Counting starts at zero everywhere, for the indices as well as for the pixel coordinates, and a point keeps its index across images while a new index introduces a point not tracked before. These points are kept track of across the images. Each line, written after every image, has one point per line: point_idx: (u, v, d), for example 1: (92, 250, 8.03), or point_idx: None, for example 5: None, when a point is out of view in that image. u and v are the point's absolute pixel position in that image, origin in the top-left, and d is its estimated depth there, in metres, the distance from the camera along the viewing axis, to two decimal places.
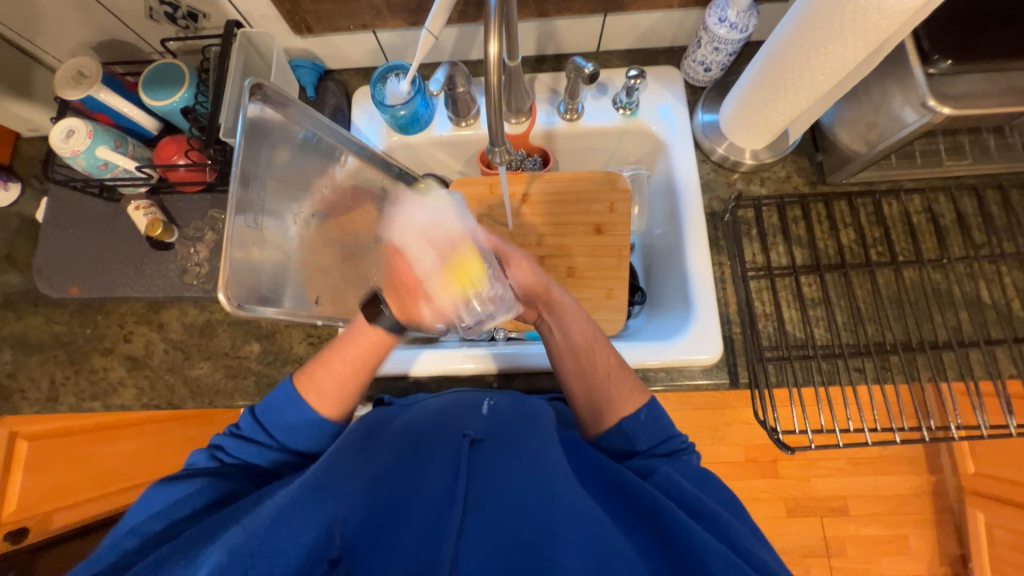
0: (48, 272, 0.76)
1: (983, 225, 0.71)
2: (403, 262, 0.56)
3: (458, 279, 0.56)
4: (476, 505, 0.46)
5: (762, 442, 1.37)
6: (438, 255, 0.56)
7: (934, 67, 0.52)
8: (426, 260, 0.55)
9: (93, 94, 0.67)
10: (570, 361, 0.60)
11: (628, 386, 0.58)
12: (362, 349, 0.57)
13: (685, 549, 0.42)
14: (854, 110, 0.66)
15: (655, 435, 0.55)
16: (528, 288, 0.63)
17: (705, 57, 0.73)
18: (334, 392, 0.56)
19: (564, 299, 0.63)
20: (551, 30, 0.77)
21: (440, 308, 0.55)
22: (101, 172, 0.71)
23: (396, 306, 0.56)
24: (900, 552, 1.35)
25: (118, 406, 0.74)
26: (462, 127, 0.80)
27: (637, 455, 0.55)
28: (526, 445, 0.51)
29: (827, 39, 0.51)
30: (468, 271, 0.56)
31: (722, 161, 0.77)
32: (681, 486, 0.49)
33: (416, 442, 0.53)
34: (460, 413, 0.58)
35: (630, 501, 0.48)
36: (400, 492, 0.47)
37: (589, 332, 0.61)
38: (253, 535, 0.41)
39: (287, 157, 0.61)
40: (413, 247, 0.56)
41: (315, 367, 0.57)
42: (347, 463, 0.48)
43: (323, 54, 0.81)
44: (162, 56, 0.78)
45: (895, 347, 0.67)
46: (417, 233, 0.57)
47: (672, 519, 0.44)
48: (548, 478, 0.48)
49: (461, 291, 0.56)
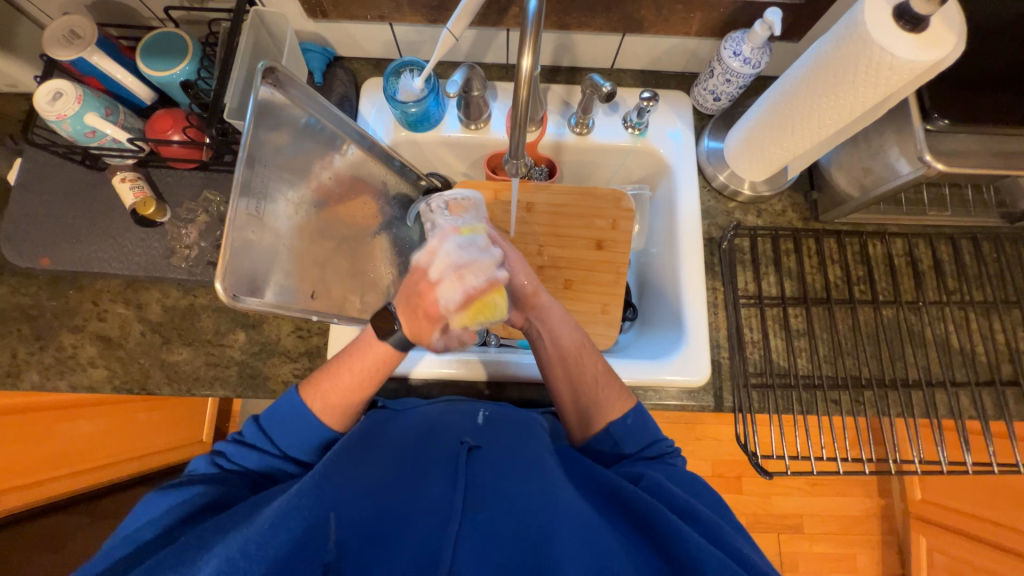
0: (16, 240, 0.71)
1: (957, 273, 0.76)
2: (427, 288, 0.51)
3: (478, 318, 0.52)
4: (476, 508, 0.46)
5: (729, 458, 1.42)
6: (462, 290, 0.51)
7: (933, 124, 0.55)
8: (450, 299, 0.50)
9: (86, 57, 0.63)
10: (559, 367, 0.61)
11: (615, 391, 0.60)
12: (370, 364, 0.56)
13: (679, 550, 0.42)
14: (852, 154, 0.69)
15: (641, 439, 0.57)
16: (516, 289, 0.64)
17: (716, 87, 0.75)
18: (340, 402, 0.57)
19: (551, 304, 0.64)
20: (568, 43, 0.78)
21: (450, 338, 0.54)
22: (87, 140, 0.67)
23: (407, 325, 0.53)
24: (848, 571, 1.42)
25: (85, 387, 0.70)
26: (471, 129, 0.80)
27: (624, 458, 0.57)
28: (523, 453, 0.52)
29: (839, 86, 0.53)
30: (487, 306, 0.52)
31: (722, 188, 0.80)
32: (669, 489, 0.49)
33: (414, 451, 0.53)
34: (455, 421, 0.58)
35: (626, 508, 0.48)
36: (399, 500, 0.47)
37: (577, 338, 0.63)
38: (249, 542, 0.40)
39: (290, 139, 0.59)
40: (442, 283, 0.50)
41: (323, 379, 0.57)
42: (346, 469, 0.48)
43: (334, 40, 0.79)
44: (163, 23, 0.74)
45: (870, 382, 0.71)
46: (450, 266, 0.51)
47: (665, 523, 0.44)
48: (544, 483, 0.48)
49: (474, 325, 0.53)
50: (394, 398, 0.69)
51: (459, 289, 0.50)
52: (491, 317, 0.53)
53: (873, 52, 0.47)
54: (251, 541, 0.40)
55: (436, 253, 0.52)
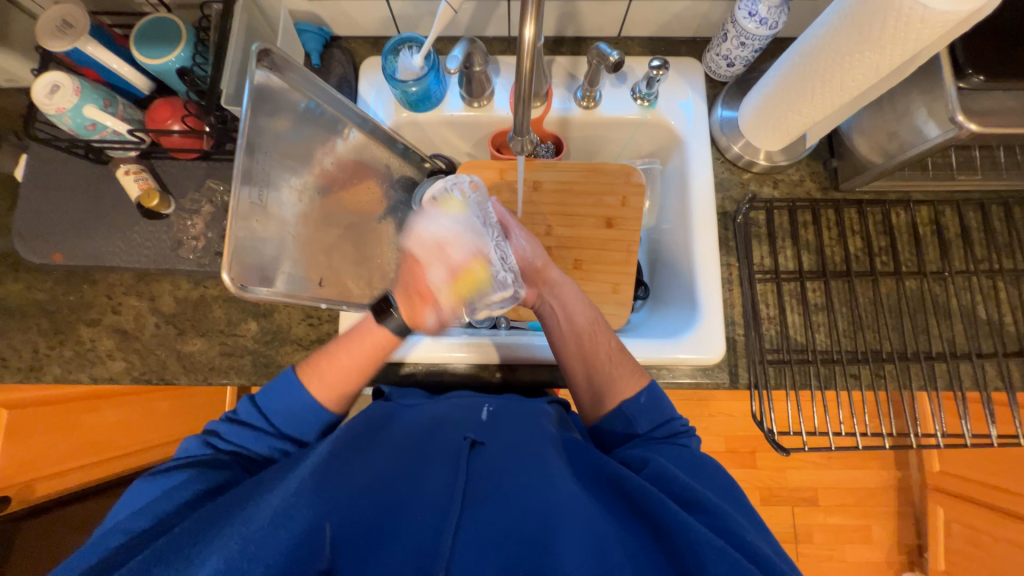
0: (28, 236, 0.72)
1: (985, 240, 0.73)
2: (416, 267, 0.61)
3: (463, 290, 0.60)
4: (476, 503, 0.46)
5: (743, 433, 1.42)
6: (446, 265, 0.59)
7: (967, 81, 0.51)
8: (437, 273, 0.59)
9: (80, 47, 0.62)
10: (572, 344, 0.61)
11: (628, 369, 0.59)
12: (370, 348, 0.59)
13: (680, 543, 0.42)
14: (875, 119, 0.65)
15: (654, 418, 0.57)
16: (527, 265, 0.65)
17: (729, 52, 0.71)
18: (337, 384, 0.58)
19: (561, 279, 0.64)
20: (573, 11, 0.74)
21: (444, 314, 0.61)
22: (88, 133, 0.66)
23: (404, 309, 0.60)
24: (863, 541, 1.42)
25: (106, 379, 0.72)
26: (474, 107, 0.77)
27: (636, 438, 0.56)
28: (524, 446, 0.52)
29: (864, 44, 0.49)
30: (474, 279, 0.60)
31: (736, 159, 0.77)
32: (673, 474, 0.48)
33: (416, 446, 0.53)
34: (458, 415, 0.58)
35: (627, 499, 0.47)
36: (400, 495, 0.47)
37: (590, 315, 0.62)
38: (249, 542, 0.41)
39: (289, 126, 0.57)
40: (427, 256, 0.60)
41: (321, 361, 0.58)
42: (344, 469, 0.49)
43: (329, 19, 0.76)
44: (155, 9, 0.73)
45: (891, 356, 0.69)
46: (430, 241, 0.60)
47: (666, 512, 0.44)
48: (545, 476, 0.48)
49: (462, 298, 0.60)
50: (406, 384, 0.70)
51: (442, 263, 0.59)
52: (479, 289, 0.60)
53: (903, 6, 0.44)
54: (250, 542, 0.41)
55: (417, 233, 0.62)
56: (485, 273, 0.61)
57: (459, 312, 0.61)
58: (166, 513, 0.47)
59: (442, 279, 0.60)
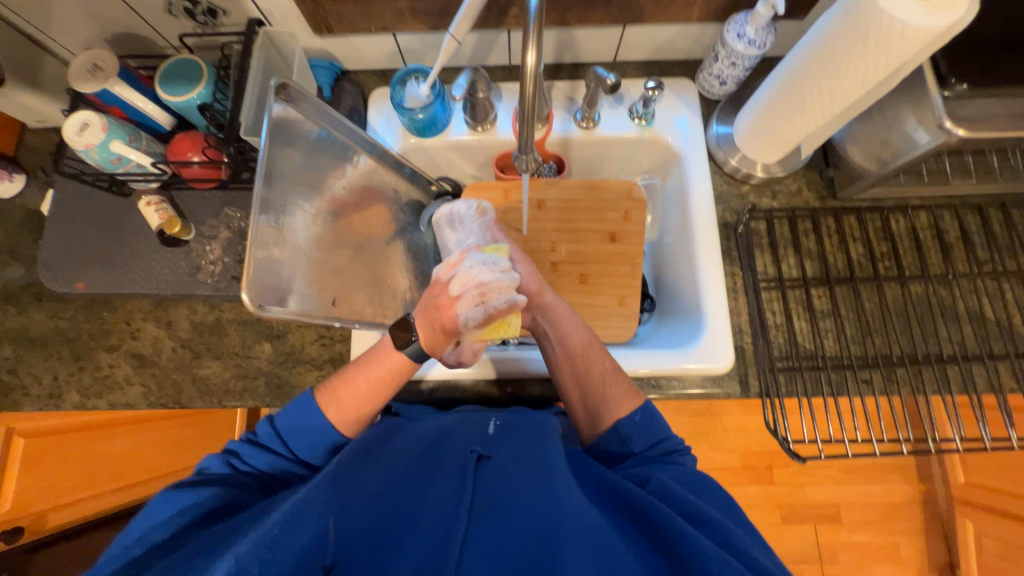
0: (52, 266, 0.75)
1: (986, 243, 0.74)
2: (428, 276, 0.59)
3: (466, 256, 0.59)
4: (481, 513, 0.46)
5: (759, 449, 1.39)
6: (449, 256, 0.60)
7: (950, 90, 0.54)
8: (471, 314, 0.55)
9: (108, 87, 0.66)
10: (567, 367, 0.62)
11: (623, 389, 0.60)
12: (387, 371, 0.58)
13: (685, 555, 0.42)
14: (866, 128, 0.67)
15: (650, 436, 0.57)
16: (521, 291, 0.65)
17: (721, 71, 0.75)
18: (354, 410, 0.58)
19: (556, 302, 0.65)
20: (570, 39, 0.78)
21: (454, 284, 0.55)
22: (113, 166, 0.70)
23: (424, 336, 0.56)
24: (891, 560, 1.37)
25: (123, 404, 0.73)
26: (478, 132, 0.81)
27: (632, 457, 0.57)
28: (530, 459, 0.52)
29: (848, 58, 0.52)
30: (500, 328, 0.58)
31: (734, 172, 0.79)
32: (678, 492, 0.48)
33: (422, 462, 0.53)
34: (462, 430, 0.57)
35: (633, 512, 0.47)
36: (403, 512, 0.47)
37: (584, 337, 0.63)
38: (258, 547, 0.40)
39: (303, 155, 0.60)
40: (432, 259, 0.61)
41: (338, 387, 0.58)
42: (351, 481, 0.49)
43: (340, 54, 0.80)
44: (177, 51, 0.78)
45: (902, 360, 0.69)
46: (432, 245, 0.63)
47: (669, 525, 0.44)
48: (550, 487, 0.47)
49: (460, 258, 0.58)
50: (418, 401, 0.70)
51: (444, 255, 0.60)
52: (478, 254, 0.60)
53: (882, 22, 0.47)
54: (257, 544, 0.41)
55: None
56: (487, 251, 0.62)
57: (467, 280, 0.55)
58: (184, 526, 0.47)
59: (446, 264, 0.58)
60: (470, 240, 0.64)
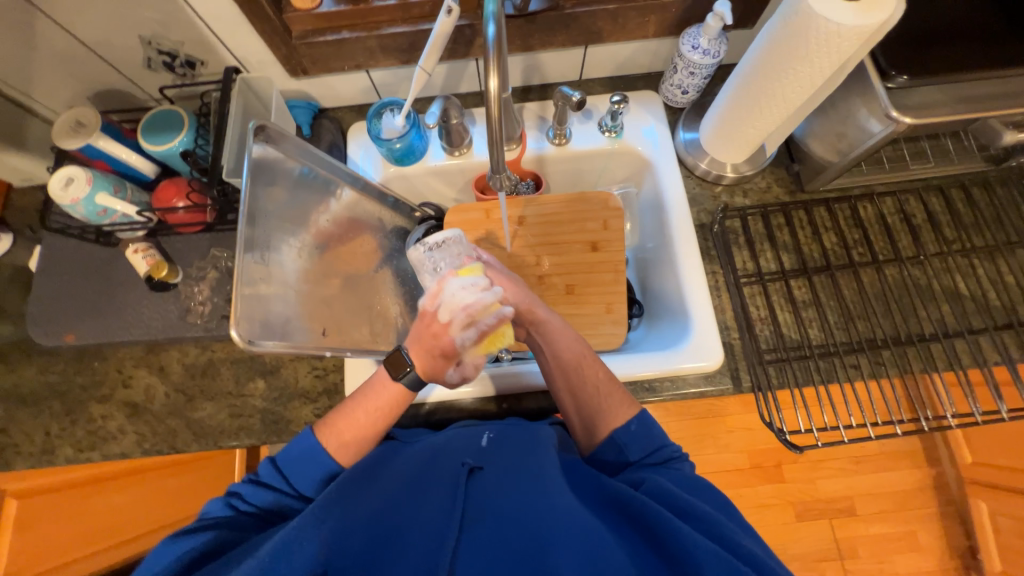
0: (41, 321, 0.75)
1: (952, 222, 0.76)
2: (441, 331, 0.55)
3: (490, 346, 0.59)
4: (473, 524, 0.47)
5: (765, 446, 1.38)
6: (476, 327, 0.55)
7: (893, 82, 0.56)
8: (465, 338, 0.55)
9: (92, 142, 0.68)
10: (562, 379, 0.62)
11: (618, 398, 0.60)
12: (386, 403, 0.57)
13: (672, 545, 0.43)
14: (824, 123, 0.71)
15: (645, 445, 0.57)
16: (512, 310, 0.66)
17: (681, 81, 0.78)
18: (356, 447, 0.57)
19: (548, 318, 0.65)
20: (535, 63, 0.82)
21: (465, 370, 0.58)
22: (99, 219, 0.71)
23: (422, 366, 0.56)
24: (911, 549, 1.35)
25: (118, 454, 0.72)
26: (455, 156, 0.83)
27: (629, 465, 0.57)
28: (523, 470, 0.52)
29: (794, 60, 0.55)
30: (499, 337, 0.59)
31: (705, 175, 0.81)
32: (668, 488, 0.48)
33: (417, 478, 0.53)
34: (456, 445, 0.57)
35: (627, 513, 0.47)
36: (395, 528, 0.47)
37: (577, 349, 0.63)
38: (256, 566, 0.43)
39: (286, 194, 0.61)
40: (454, 321, 0.54)
41: (340, 424, 0.57)
42: (345, 499, 0.49)
43: (317, 94, 0.84)
44: (159, 102, 0.81)
45: (886, 342, 0.70)
46: (457, 308, 0.54)
47: (661, 524, 0.44)
48: (541, 495, 0.49)
49: (487, 352, 0.59)
50: (415, 425, 0.70)
51: (470, 328, 0.55)
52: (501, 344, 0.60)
53: (819, 25, 0.50)
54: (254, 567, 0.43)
55: (442, 296, 0.55)
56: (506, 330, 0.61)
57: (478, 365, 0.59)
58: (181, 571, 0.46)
59: (470, 341, 0.56)
60: (496, 311, 0.56)
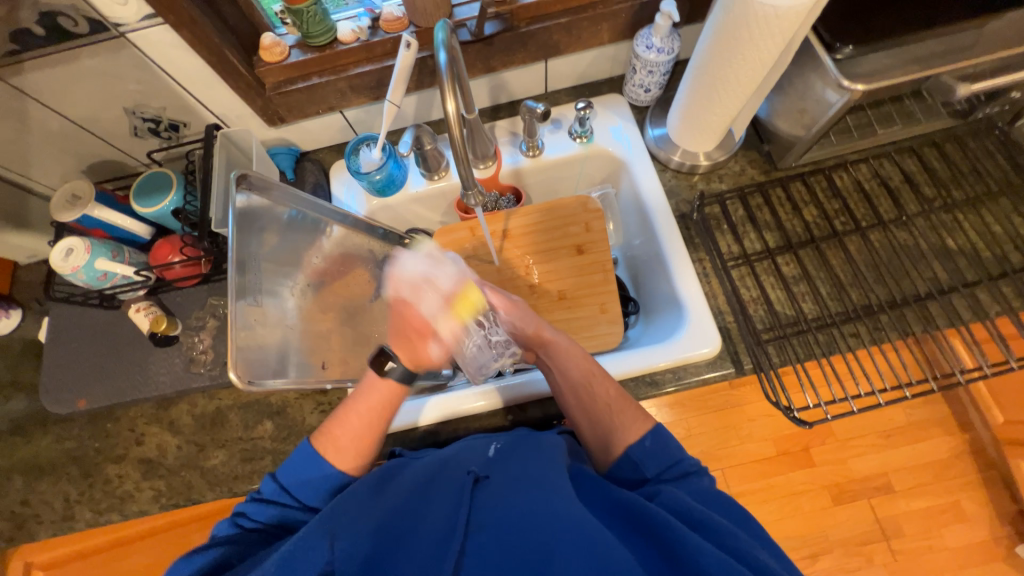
0: (53, 390, 0.77)
1: (930, 180, 0.77)
2: (406, 307, 0.60)
3: (462, 312, 0.59)
4: (477, 529, 0.48)
5: (789, 431, 1.35)
6: (439, 295, 0.60)
7: (840, 53, 0.58)
8: (432, 307, 0.58)
9: (88, 212, 0.72)
10: (572, 399, 0.63)
11: (630, 415, 0.59)
12: (378, 403, 0.59)
13: (683, 556, 0.43)
14: (785, 102, 0.72)
15: (662, 460, 0.56)
16: (521, 333, 0.67)
17: (642, 80, 0.81)
18: (352, 448, 0.58)
19: (556, 338, 0.65)
20: (500, 82, 0.85)
21: (445, 340, 0.58)
22: (101, 283, 0.74)
23: (404, 354, 0.59)
24: (957, 521, 1.30)
25: (137, 512, 0.73)
26: (435, 180, 0.86)
27: (647, 482, 0.55)
28: (526, 476, 0.52)
29: (741, 45, 0.57)
30: (471, 300, 0.60)
31: (680, 167, 0.83)
32: (684, 501, 0.48)
33: (422, 489, 0.53)
34: (462, 457, 0.58)
35: (638, 524, 0.47)
36: (401, 533, 0.48)
37: (585, 367, 0.63)
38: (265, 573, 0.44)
39: (277, 237, 0.63)
40: (413, 292, 0.60)
41: (333, 425, 0.59)
42: (352, 509, 0.50)
43: (297, 139, 0.87)
44: (148, 167, 0.85)
45: (882, 307, 0.70)
46: (414, 279, 0.61)
47: (672, 533, 0.44)
48: (549, 500, 0.48)
49: (462, 318, 0.59)
50: (424, 446, 0.70)
51: (433, 292, 0.60)
52: (476, 309, 0.60)
53: (758, 10, 0.52)
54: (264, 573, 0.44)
55: (398, 275, 0.63)
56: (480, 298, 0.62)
57: (458, 334, 0.59)
58: None
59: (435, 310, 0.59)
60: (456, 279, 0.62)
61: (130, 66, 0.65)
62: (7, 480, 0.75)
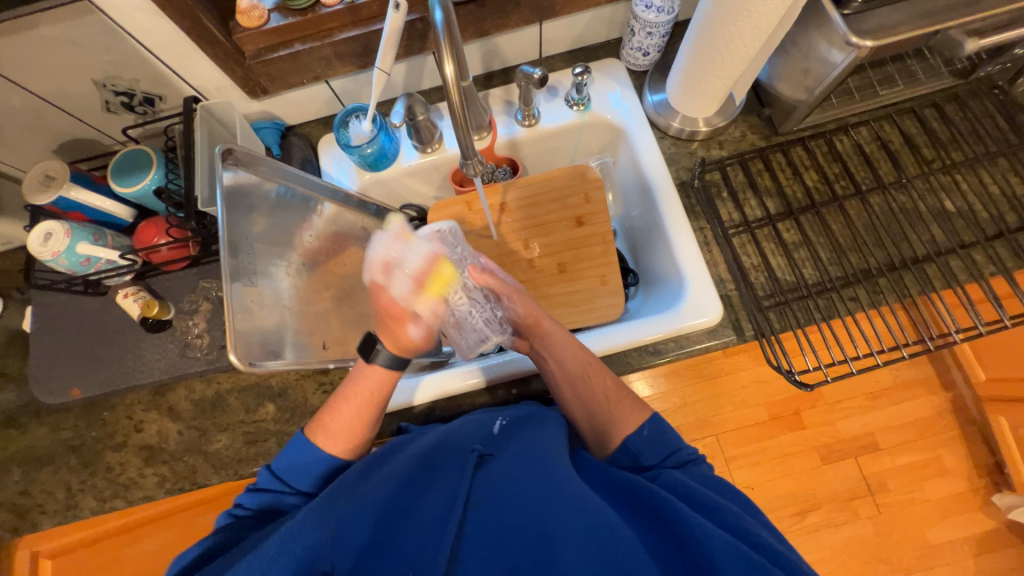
0: (43, 380, 0.75)
1: (930, 142, 0.76)
2: (381, 291, 0.55)
3: (436, 289, 0.55)
4: (477, 507, 0.48)
5: (782, 396, 1.38)
6: (408, 276, 0.55)
7: (848, 7, 0.57)
8: (401, 288, 0.54)
9: (64, 194, 0.68)
10: (569, 389, 0.62)
11: (628, 406, 0.60)
12: (373, 385, 0.57)
13: (687, 536, 0.44)
14: (787, 63, 0.70)
15: (661, 448, 0.57)
16: (519, 320, 0.65)
17: (641, 43, 0.78)
18: (342, 432, 0.58)
19: (554, 329, 0.64)
20: (493, 47, 0.82)
21: (425, 322, 0.54)
22: (84, 268, 0.71)
23: (389, 340, 0.56)
24: (939, 475, 1.36)
25: (142, 498, 0.72)
26: (428, 153, 0.83)
27: (646, 469, 0.56)
28: (532, 454, 0.53)
29: (744, 4, 0.55)
30: (444, 277, 0.56)
31: (679, 134, 0.81)
32: (686, 483, 0.50)
33: (425, 467, 0.53)
34: (461, 436, 0.58)
35: (642, 508, 0.48)
36: (402, 510, 0.47)
37: (583, 358, 0.63)
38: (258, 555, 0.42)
39: (267, 217, 0.61)
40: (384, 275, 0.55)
41: (325, 415, 0.59)
42: (351, 490, 0.49)
43: (281, 112, 0.83)
44: (125, 145, 0.80)
45: (880, 270, 0.70)
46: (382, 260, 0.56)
47: (673, 512, 0.45)
48: (552, 479, 0.49)
49: (438, 295, 0.55)
50: (429, 421, 0.71)
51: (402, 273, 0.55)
52: (449, 285, 0.56)
53: None
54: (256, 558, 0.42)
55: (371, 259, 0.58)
56: (452, 271, 0.57)
57: (438, 314, 0.55)
58: None
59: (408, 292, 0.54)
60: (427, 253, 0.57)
61: (96, 34, 0.61)
62: (5, 472, 0.74)
